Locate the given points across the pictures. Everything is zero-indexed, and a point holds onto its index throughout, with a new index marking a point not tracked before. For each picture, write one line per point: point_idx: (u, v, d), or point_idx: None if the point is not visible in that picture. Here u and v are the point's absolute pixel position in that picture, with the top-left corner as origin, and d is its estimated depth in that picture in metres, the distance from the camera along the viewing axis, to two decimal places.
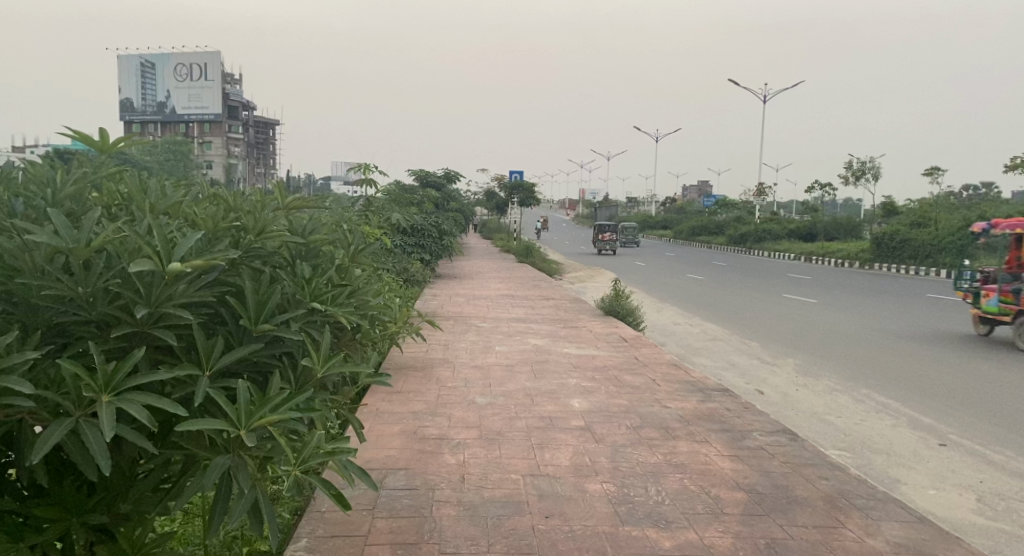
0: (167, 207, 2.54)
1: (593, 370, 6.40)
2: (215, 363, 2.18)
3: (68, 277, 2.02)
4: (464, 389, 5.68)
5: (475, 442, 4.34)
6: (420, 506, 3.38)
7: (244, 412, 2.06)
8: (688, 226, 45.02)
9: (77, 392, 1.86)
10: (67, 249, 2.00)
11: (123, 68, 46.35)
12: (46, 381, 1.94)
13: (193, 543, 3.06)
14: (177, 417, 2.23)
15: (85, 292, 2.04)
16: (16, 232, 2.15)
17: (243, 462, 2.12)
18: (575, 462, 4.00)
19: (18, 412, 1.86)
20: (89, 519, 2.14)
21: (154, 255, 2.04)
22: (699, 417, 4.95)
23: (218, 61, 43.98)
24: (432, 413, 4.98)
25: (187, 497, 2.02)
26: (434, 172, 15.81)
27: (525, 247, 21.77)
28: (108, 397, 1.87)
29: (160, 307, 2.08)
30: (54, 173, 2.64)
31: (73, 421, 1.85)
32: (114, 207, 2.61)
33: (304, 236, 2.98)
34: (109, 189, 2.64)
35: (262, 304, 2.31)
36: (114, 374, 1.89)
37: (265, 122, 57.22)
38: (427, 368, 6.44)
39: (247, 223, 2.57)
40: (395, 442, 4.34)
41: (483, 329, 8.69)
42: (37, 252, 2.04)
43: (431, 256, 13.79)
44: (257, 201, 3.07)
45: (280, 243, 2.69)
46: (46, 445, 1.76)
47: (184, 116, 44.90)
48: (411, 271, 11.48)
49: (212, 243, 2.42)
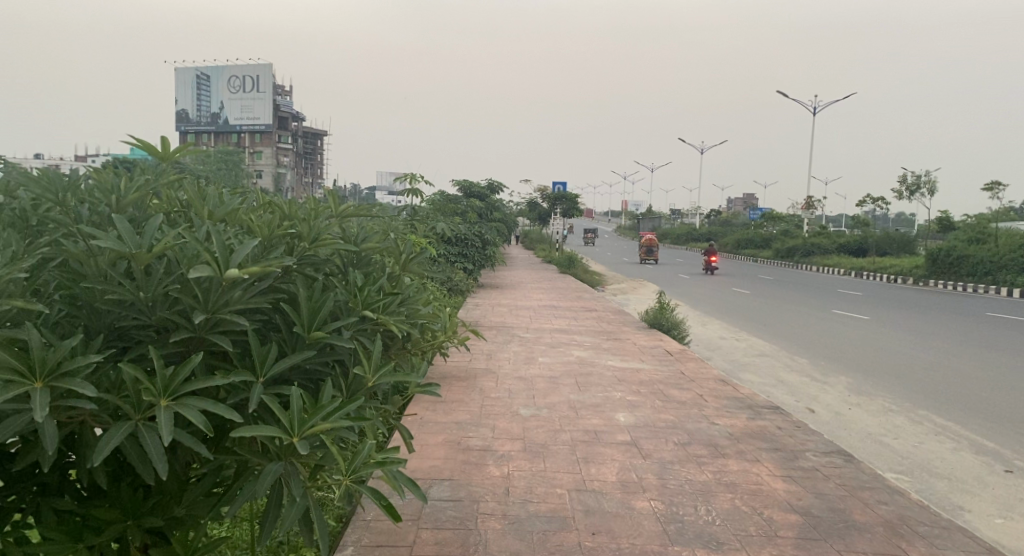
0: (225, 215, 2.59)
1: (639, 384, 6.32)
2: (268, 371, 2.19)
3: (130, 283, 2.06)
4: (508, 399, 5.67)
5: (518, 454, 4.30)
6: (465, 518, 3.35)
7: (297, 419, 2.07)
8: (732, 239, 44.57)
9: (137, 396, 1.89)
10: (129, 255, 2.03)
11: (180, 80, 47.97)
12: (108, 384, 1.98)
13: (242, 547, 3.08)
14: (232, 423, 2.27)
15: (144, 297, 2.08)
16: (84, 237, 2.23)
17: (294, 470, 2.13)
18: (622, 478, 3.92)
19: (80, 415, 1.90)
20: (144, 522, 2.15)
21: (212, 261, 2.07)
22: (749, 435, 4.82)
23: (269, 72, 44.97)
24: (476, 423, 4.97)
25: (239, 503, 2.03)
26: (477, 183, 15.76)
27: (567, 257, 21.65)
28: (166, 402, 1.90)
29: (217, 313, 2.11)
30: (114, 178, 2.72)
31: (132, 424, 1.87)
32: (172, 213, 2.66)
33: (357, 243, 3.02)
34: (167, 196, 2.69)
35: (315, 312, 2.35)
36: (172, 378, 1.91)
37: (315, 132, 58.37)
38: (470, 378, 6.44)
39: (302, 231, 2.61)
40: (440, 452, 4.33)
41: (526, 339, 8.69)
42: (102, 258, 2.11)
43: (473, 266, 13.86)
44: (312, 208, 3.11)
45: (333, 251, 2.72)
46: (106, 450, 1.78)
47: (236, 127, 46.00)
48: (454, 281, 11.50)
49: (267, 250, 2.46)
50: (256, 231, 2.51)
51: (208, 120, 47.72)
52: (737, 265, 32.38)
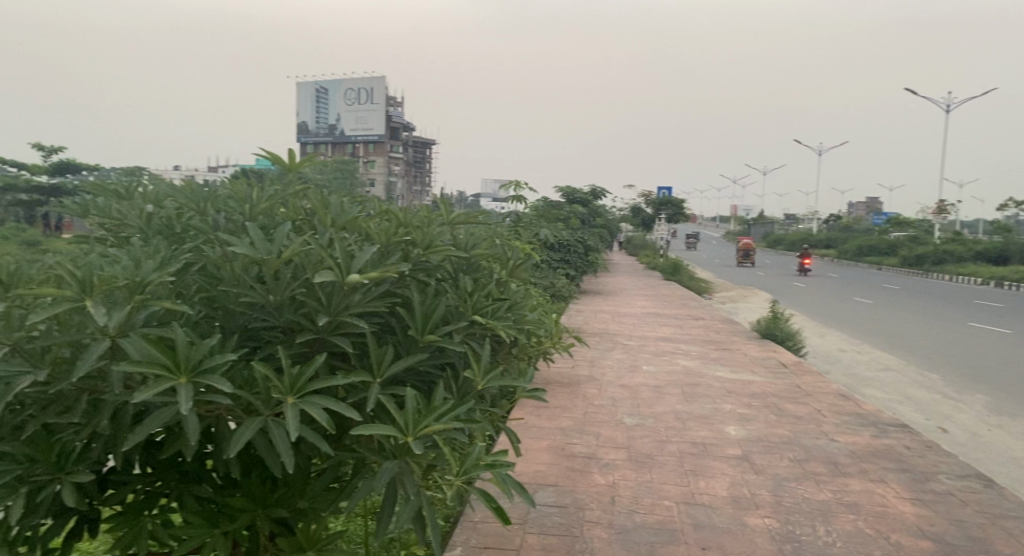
0: (345, 222, 2.72)
1: (750, 396, 6.09)
2: (384, 372, 2.28)
3: (261, 287, 2.20)
4: (612, 407, 5.62)
5: (624, 463, 4.25)
6: (571, 525, 3.34)
7: (411, 419, 2.14)
8: (852, 246, 42.20)
9: (267, 393, 2.01)
10: (261, 260, 2.18)
11: (300, 94, 50.75)
12: (242, 381, 2.12)
13: (357, 542, 3.21)
14: (351, 422, 2.37)
15: (274, 300, 2.21)
16: (221, 243, 2.40)
17: (409, 469, 2.19)
18: (733, 493, 3.79)
19: (218, 409, 2.04)
20: (272, 512, 2.28)
21: (335, 266, 2.17)
22: (872, 454, 4.54)
23: (383, 85, 46.85)
24: (580, 430, 4.96)
25: (358, 499, 2.12)
26: (580, 189, 15.75)
27: (672, 264, 21.21)
28: (293, 399, 2.01)
29: (339, 316, 2.22)
30: (247, 188, 2.91)
31: (262, 420, 1.99)
32: (297, 221, 2.83)
33: (467, 250, 3.08)
34: (294, 204, 2.85)
35: (427, 316, 2.42)
36: (299, 376, 2.02)
37: (423, 141, 60.19)
38: (574, 384, 6.42)
39: (415, 237, 2.70)
40: (544, 457, 4.34)
41: (630, 347, 8.58)
42: (237, 263, 2.26)
43: (576, 272, 13.83)
44: (424, 215, 3.20)
45: (444, 257, 2.79)
46: (240, 443, 1.90)
47: (351, 138, 48.14)
48: (557, 287, 11.52)
49: (384, 257, 2.56)
50: (374, 237, 2.62)
51: (326, 132, 50.30)
52: (849, 272, 31.63)
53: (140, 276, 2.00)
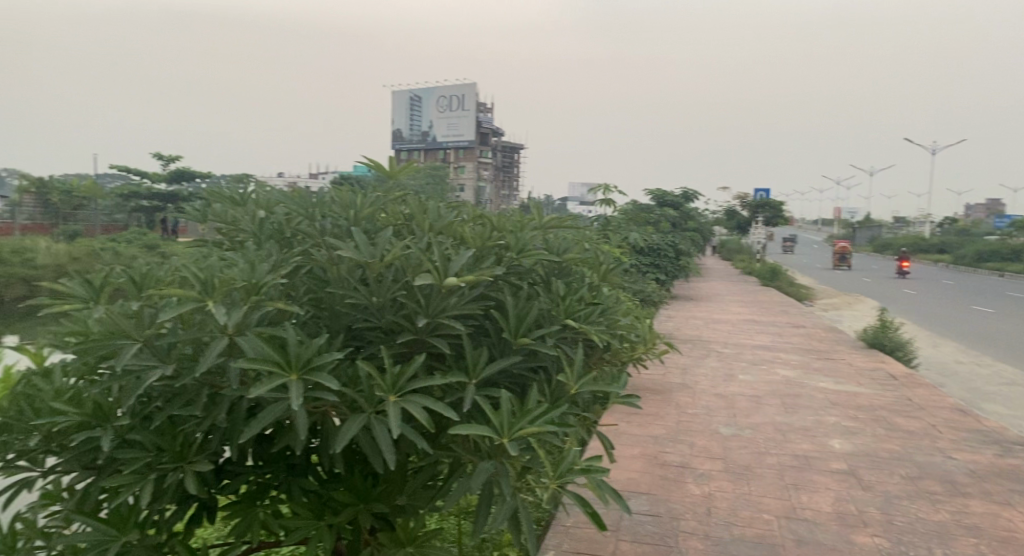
0: (442, 226, 2.78)
1: (857, 409, 5.78)
2: (480, 373, 2.31)
3: (364, 289, 2.29)
4: (707, 416, 5.47)
5: (720, 474, 4.13)
6: (665, 534, 3.28)
7: (506, 421, 2.16)
8: (971, 250, 39.28)
9: (370, 390, 2.08)
10: (364, 264, 2.26)
11: (394, 102, 52.27)
12: (347, 379, 2.21)
13: (451, 541, 3.26)
14: (448, 422, 2.42)
15: (376, 301, 2.29)
16: (327, 247, 2.51)
17: (505, 470, 2.21)
18: (838, 509, 3.61)
19: (324, 405, 2.13)
20: (374, 507, 2.36)
21: (433, 269, 2.23)
22: (996, 474, 4.21)
23: (474, 91, 47.46)
24: (673, 438, 4.85)
25: (455, 498, 2.15)
26: (671, 191, 15.45)
27: (769, 269, 20.44)
28: (394, 397, 2.06)
29: (436, 317, 2.27)
30: (349, 194, 3.02)
31: (365, 416, 2.06)
32: (397, 225, 2.91)
33: (559, 253, 3.08)
34: (393, 209, 2.94)
35: (521, 319, 2.44)
36: (399, 376, 2.08)
37: (513, 146, 60.64)
38: (666, 392, 6.30)
39: (509, 241, 2.73)
40: (636, 465, 4.28)
41: (725, 355, 8.33)
42: (342, 266, 2.36)
43: (667, 277, 13.56)
44: (517, 219, 3.23)
45: (537, 261, 2.81)
46: (345, 438, 1.97)
47: (442, 144, 49.03)
48: (648, 292, 11.33)
49: (478, 260, 2.60)
50: (469, 241, 2.66)
51: (418, 139, 51.56)
52: (967, 279, 29.47)
53: (255, 277, 2.11)
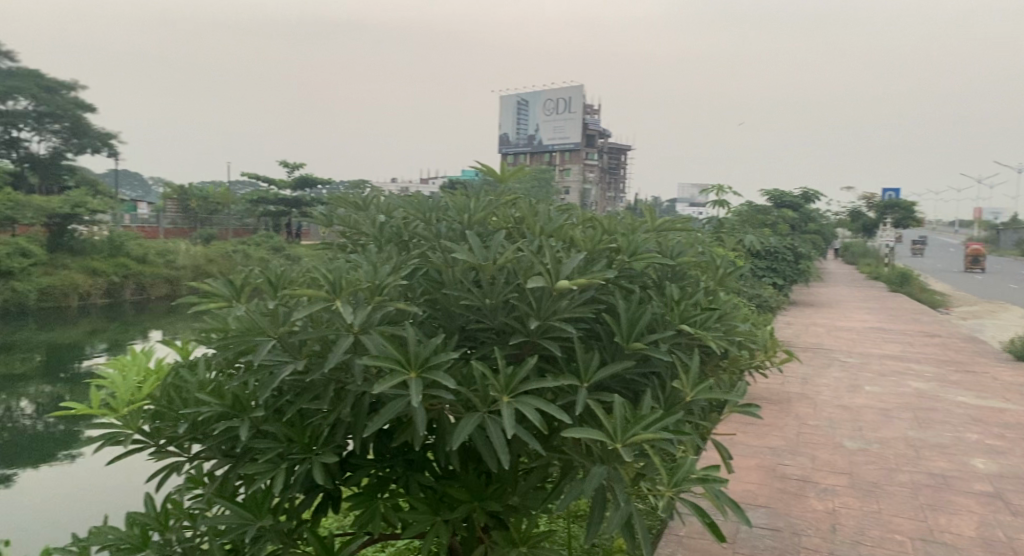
0: (553, 230, 2.78)
1: (1003, 427, 5.28)
2: (592, 377, 2.29)
3: (478, 290, 2.32)
4: (830, 428, 5.18)
5: (846, 490, 3.90)
6: (785, 550, 3.14)
7: (619, 426, 2.12)
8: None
9: (484, 391, 2.11)
10: (478, 266, 2.30)
11: (503, 107, 53.02)
12: (462, 379, 2.25)
13: (563, 544, 3.26)
14: (561, 424, 2.41)
15: (490, 303, 2.32)
16: (442, 249, 2.58)
17: (619, 475, 2.17)
18: (982, 534, 3.32)
19: (441, 403, 2.18)
20: (488, 505, 2.39)
21: (545, 272, 2.24)
22: None
23: (581, 93, 47.21)
24: (793, 450, 4.63)
25: (568, 501, 2.14)
26: (789, 192, 14.75)
27: (899, 274, 19.08)
28: (507, 398, 2.08)
29: (548, 319, 2.27)
30: (463, 198, 3.09)
31: (479, 416, 2.08)
32: (509, 229, 2.94)
33: (673, 257, 3.01)
34: (505, 212, 2.97)
35: (634, 323, 2.40)
36: (512, 377, 2.10)
37: (620, 148, 59.92)
38: (785, 402, 6.02)
39: (621, 244, 2.70)
40: (754, 476, 4.12)
41: (849, 364, 7.85)
42: (457, 268, 2.41)
43: (785, 281, 12.95)
44: (628, 222, 3.18)
45: (649, 264, 2.76)
46: (461, 437, 2.01)
47: (549, 148, 49.09)
48: (763, 298, 10.87)
49: (590, 263, 2.58)
50: (580, 244, 2.65)
51: (525, 142, 51.97)
52: None
53: (376, 278, 2.20)
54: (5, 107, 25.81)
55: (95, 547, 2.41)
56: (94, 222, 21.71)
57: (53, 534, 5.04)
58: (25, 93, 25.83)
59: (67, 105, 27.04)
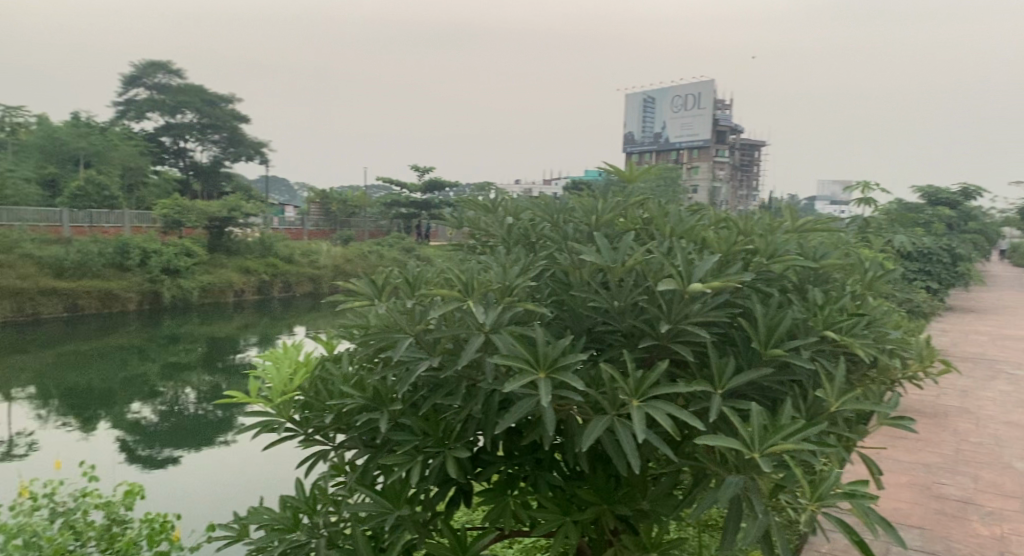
0: (684, 231, 2.71)
1: None
2: (726, 383, 2.21)
3: (606, 292, 2.30)
4: (995, 447, 4.71)
5: (1017, 516, 3.53)
6: None
7: (757, 435, 2.03)
8: None
9: (613, 393, 2.08)
10: (607, 268, 2.28)
11: (629, 105, 52.37)
12: (591, 380, 2.24)
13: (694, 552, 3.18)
14: (694, 431, 2.35)
15: (618, 305, 2.29)
16: (571, 251, 2.58)
17: (756, 486, 2.08)
18: None
19: (570, 405, 2.18)
20: (617, 509, 2.37)
21: (677, 274, 2.18)
22: None
23: (711, 88, 45.60)
24: (952, 469, 4.25)
25: (701, 509, 2.08)
26: (946, 187, 13.52)
27: None
28: (638, 402, 2.05)
29: (679, 324, 2.22)
30: (592, 198, 3.07)
31: (609, 419, 2.06)
32: (637, 230, 2.90)
33: (816, 259, 2.84)
34: (634, 213, 2.93)
35: (772, 328, 2.29)
36: (642, 381, 2.06)
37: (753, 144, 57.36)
38: (942, 416, 5.54)
39: (758, 245, 2.59)
40: (906, 494, 3.82)
41: (1018, 377, 7.09)
42: (585, 269, 2.40)
43: (940, 285, 11.89)
44: (765, 222, 3.04)
45: (788, 267, 2.62)
46: (590, 438, 2.00)
47: (677, 145, 47.83)
48: (915, 303, 10.03)
49: (724, 265, 2.50)
50: (714, 246, 2.57)
51: (651, 141, 50.99)
52: None
53: (506, 279, 2.24)
54: (175, 121, 28.68)
55: (254, 525, 2.62)
56: (248, 225, 23.48)
57: (217, 511, 5.53)
58: (191, 107, 28.60)
59: (226, 117, 29.53)
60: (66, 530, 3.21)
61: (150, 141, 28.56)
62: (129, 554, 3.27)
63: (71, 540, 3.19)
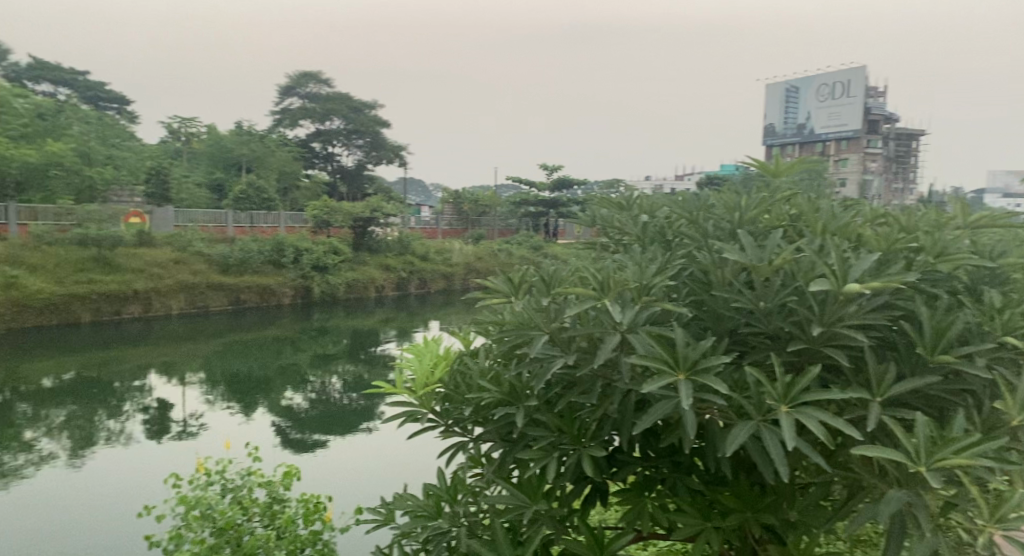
0: (838, 228, 2.54)
1: None
2: (886, 391, 2.05)
3: (751, 292, 2.20)
4: None
5: None
6: None
7: (923, 448, 1.86)
8: None
9: (759, 398, 1.99)
10: (752, 267, 2.18)
11: None
12: (735, 383, 2.16)
13: None
14: (848, 439, 2.20)
15: (764, 306, 2.19)
16: (712, 249, 2.50)
17: (922, 503, 1.91)
18: None
19: (713, 407, 2.11)
20: (762, 517, 2.28)
21: (830, 274, 2.05)
22: None
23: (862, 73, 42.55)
24: None
25: (857, 524, 1.94)
26: None
27: None
28: (786, 408, 1.94)
29: (832, 326, 2.08)
30: (734, 194, 2.95)
31: (755, 424, 1.97)
32: (785, 227, 2.75)
33: (992, 258, 2.57)
34: (781, 209, 2.79)
35: (940, 333, 2.10)
36: (791, 385, 1.95)
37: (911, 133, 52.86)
38: None
39: (923, 243, 2.38)
40: None
41: None
42: (727, 268, 2.32)
43: None
44: (932, 217, 2.79)
45: (959, 267, 2.39)
46: (734, 443, 1.92)
47: None
48: None
49: (884, 265, 2.31)
50: (872, 243, 2.39)
51: None
52: None
53: (645, 279, 2.19)
54: (324, 128, 30.71)
55: (399, 510, 2.77)
56: (389, 225, 24.54)
57: (365, 496, 5.87)
58: (338, 114, 30.45)
59: (370, 122, 31.17)
60: (236, 505, 3.53)
61: (302, 146, 30.69)
62: (288, 531, 3.54)
63: (239, 514, 3.51)
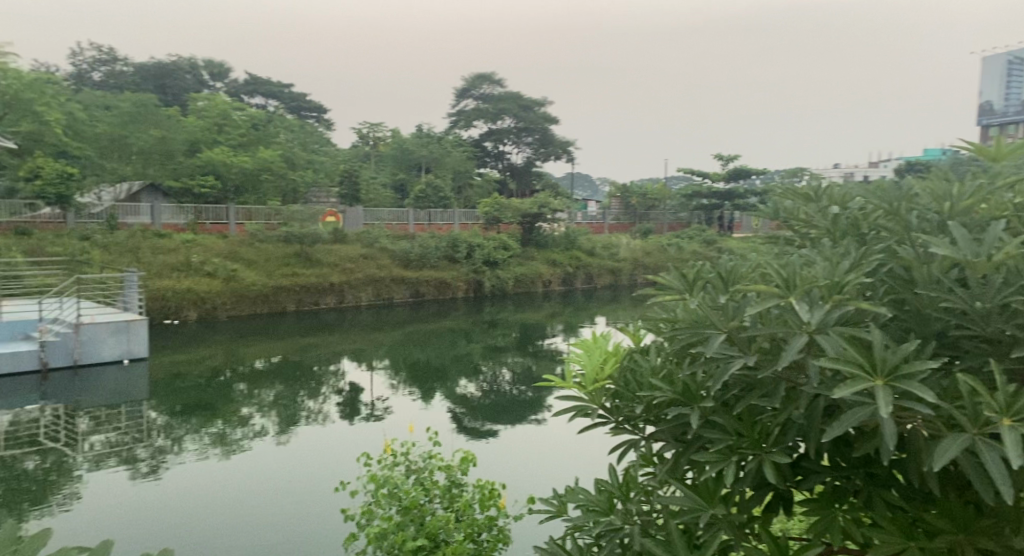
0: None
1: None
2: None
3: (964, 292, 1.97)
4: None
5: None
6: None
7: None
8: None
9: (974, 409, 1.77)
10: (965, 263, 1.95)
11: None
12: (943, 391, 1.94)
13: None
14: None
15: (981, 307, 1.94)
16: (916, 244, 2.26)
17: None
18: None
19: (916, 417, 1.92)
20: (976, 541, 2.04)
21: None
22: None
23: None
24: None
25: None
26: None
27: None
28: (1009, 421, 1.71)
29: None
30: (943, 182, 2.65)
31: (969, 438, 1.75)
32: (1006, 217, 2.42)
33: None
34: (1002, 196, 2.46)
35: None
36: (1016, 397, 1.72)
37: None
38: None
39: None
40: None
41: None
42: (935, 264, 2.09)
43: None
44: None
45: None
46: (944, 457, 1.72)
47: None
48: None
49: None
50: None
51: None
52: None
53: (836, 276, 2.03)
54: (496, 127, 31.68)
55: (571, 503, 2.80)
56: (557, 221, 24.75)
57: (538, 486, 6.02)
58: (510, 113, 31.27)
59: (539, 120, 31.76)
60: (418, 486, 3.76)
61: (476, 146, 31.89)
62: (465, 514, 3.71)
63: (421, 495, 3.74)
